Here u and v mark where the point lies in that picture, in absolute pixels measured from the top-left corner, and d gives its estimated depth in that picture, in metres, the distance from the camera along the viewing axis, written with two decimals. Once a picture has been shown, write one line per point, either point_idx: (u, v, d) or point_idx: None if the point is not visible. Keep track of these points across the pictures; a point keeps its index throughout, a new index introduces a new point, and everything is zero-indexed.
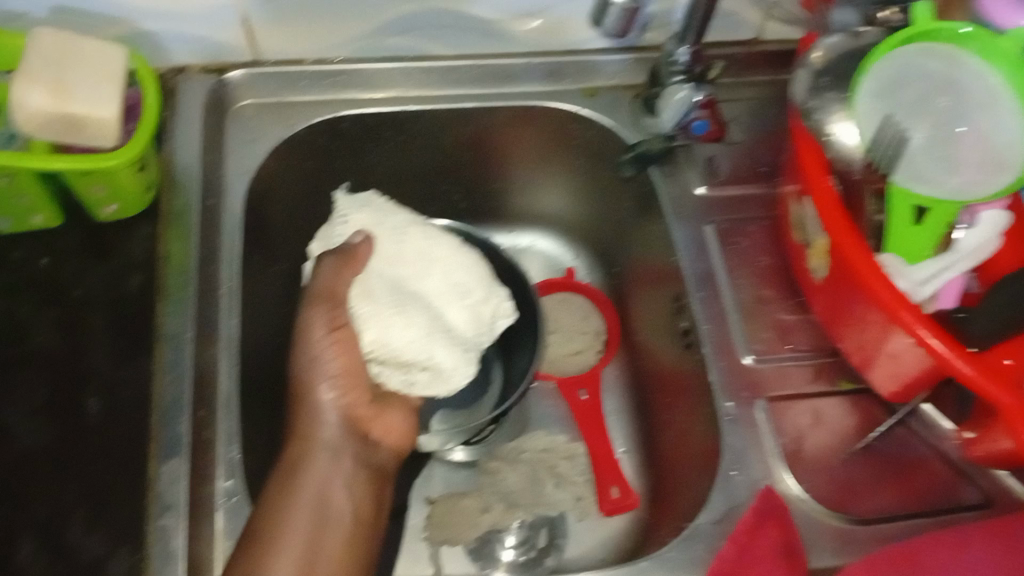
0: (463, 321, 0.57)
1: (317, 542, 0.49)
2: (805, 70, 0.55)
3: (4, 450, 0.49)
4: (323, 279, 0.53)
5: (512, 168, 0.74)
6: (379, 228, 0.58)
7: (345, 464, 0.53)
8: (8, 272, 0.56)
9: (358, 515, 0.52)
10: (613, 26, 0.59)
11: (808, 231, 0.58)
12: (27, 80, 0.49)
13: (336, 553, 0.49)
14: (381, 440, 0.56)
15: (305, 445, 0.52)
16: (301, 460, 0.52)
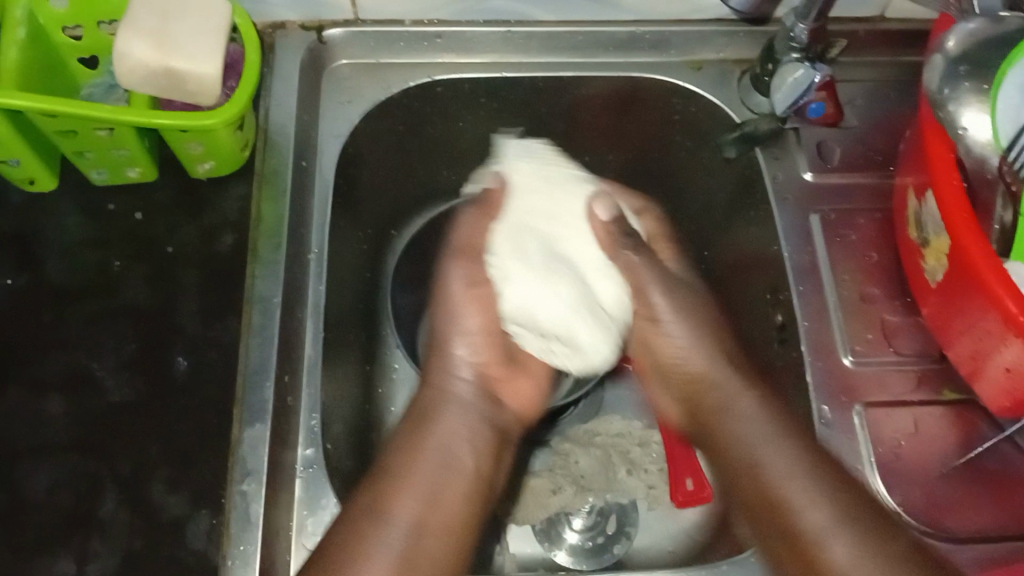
0: (608, 294, 0.60)
1: (437, 490, 0.50)
2: (941, 56, 0.49)
3: (95, 402, 0.50)
4: (467, 233, 0.58)
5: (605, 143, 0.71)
6: (532, 179, 0.60)
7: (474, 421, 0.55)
8: (102, 223, 0.56)
9: (479, 471, 0.53)
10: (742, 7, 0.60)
11: (926, 228, 0.54)
12: (130, 31, 0.48)
13: (455, 502, 0.50)
14: (509, 402, 0.59)
15: (437, 403, 0.55)
16: (430, 412, 0.54)
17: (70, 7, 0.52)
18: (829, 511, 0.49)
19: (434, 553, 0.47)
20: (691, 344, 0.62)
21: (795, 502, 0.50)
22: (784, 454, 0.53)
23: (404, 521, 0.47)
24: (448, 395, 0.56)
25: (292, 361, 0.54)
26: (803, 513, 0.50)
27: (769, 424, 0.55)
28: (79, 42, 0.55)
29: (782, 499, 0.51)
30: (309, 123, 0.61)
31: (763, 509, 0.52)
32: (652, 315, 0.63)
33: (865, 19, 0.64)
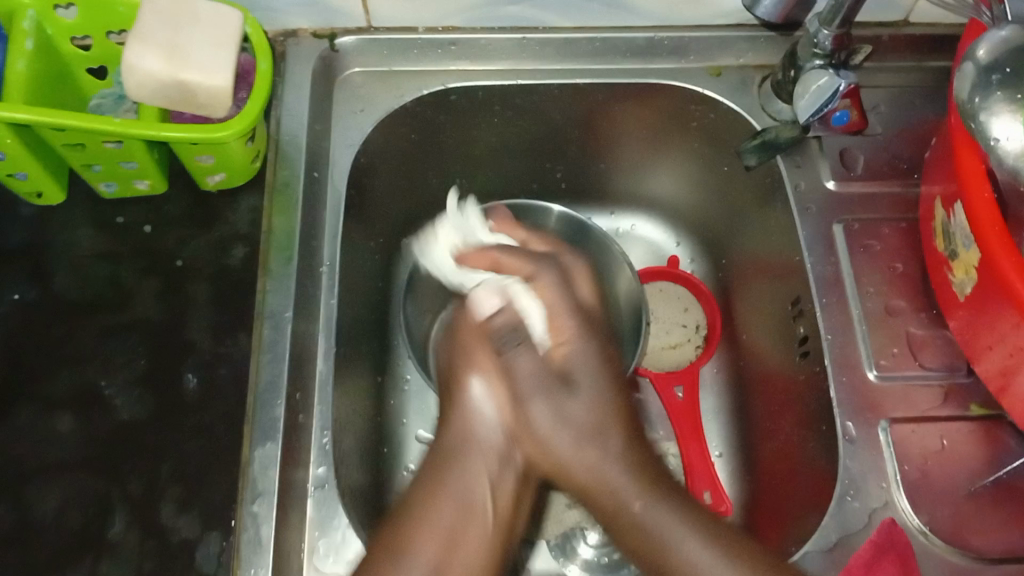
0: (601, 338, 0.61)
1: (455, 538, 0.47)
2: (972, 64, 0.48)
3: (104, 419, 0.49)
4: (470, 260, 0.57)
5: (621, 152, 0.70)
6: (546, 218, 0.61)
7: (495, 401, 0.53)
8: (111, 236, 0.55)
9: (499, 518, 0.49)
10: (770, 15, 0.58)
11: (954, 240, 0.52)
12: (141, 43, 0.48)
13: (474, 547, 0.47)
14: (530, 460, 0.51)
15: (462, 443, 0.50)
16: (456, 454, 0.50)
17: (78, 18, 0.51)
18: (680, 517, 0.47)
19: None
20: (589, 411, 0.51)
21: (646, 519, 0.48)
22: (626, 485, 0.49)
23: (425, 560, 0.45)
24: (472, 435, 0.51)
25: (303, 377, 0.53)
26: (656, 524, 0.47)
27: (606, 459, 0.50)
28: (88, 53, 0.54)
29: (640, 520, 0.48)
30: (321, 133, 0.60)
31: (620, 532, 0.49)
32: (564, 371, 0.52)
33: (889, 24, 0.63)
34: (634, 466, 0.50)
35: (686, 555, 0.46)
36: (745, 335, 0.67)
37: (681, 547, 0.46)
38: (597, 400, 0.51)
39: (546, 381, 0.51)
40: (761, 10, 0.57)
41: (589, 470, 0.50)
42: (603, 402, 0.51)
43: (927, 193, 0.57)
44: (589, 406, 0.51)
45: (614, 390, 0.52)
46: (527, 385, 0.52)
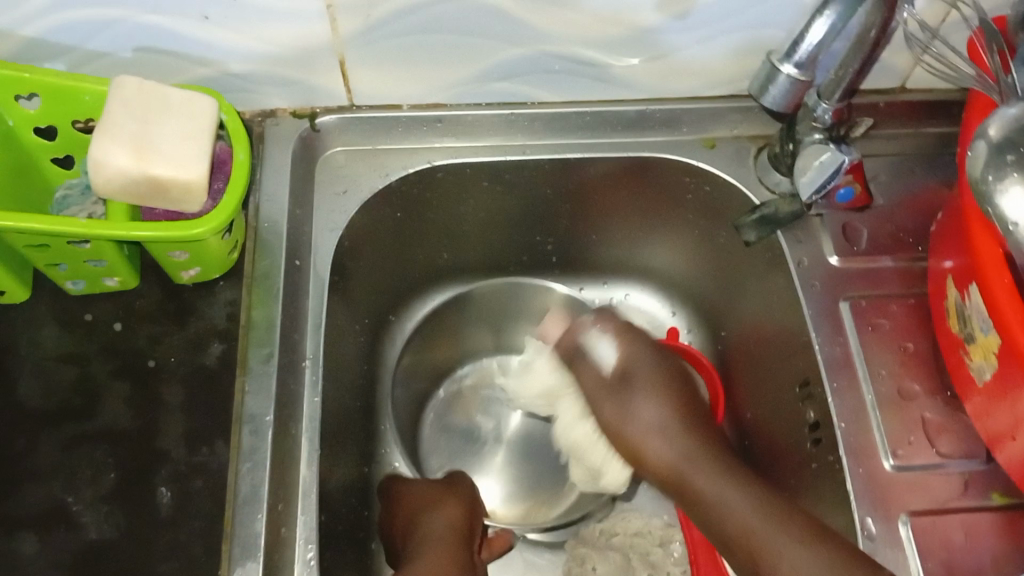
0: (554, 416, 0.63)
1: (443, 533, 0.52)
2: (983, 143, 0.46)
3: (70, 540, 0.45)
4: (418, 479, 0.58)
5: (612, 225, 0.68)
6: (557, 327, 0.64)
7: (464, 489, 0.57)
8: (80, 335, 0.52)
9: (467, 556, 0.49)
10: (782, 102, 0.53)
11: (970, 323, 0.50)
12: (107, 138, 0.45)
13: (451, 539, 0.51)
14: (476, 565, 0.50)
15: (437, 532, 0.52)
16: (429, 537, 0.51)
17: (41, 108, 0.48)
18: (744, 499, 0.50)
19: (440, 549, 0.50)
20: (651, 414, 0.55)
21: (720, 505, 0.51)
22: (703, 467, 0.52)
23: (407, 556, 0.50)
24: (448, 524, 0.53)
25: (286, 485, 0.49)
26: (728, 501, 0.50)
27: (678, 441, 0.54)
28: (52, 142, 0.51)
29: (714, 499, 0.51)
30: (302, 216, 0.57)
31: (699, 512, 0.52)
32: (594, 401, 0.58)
33: (886, 90, 0.62)
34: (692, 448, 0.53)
35: (783, 559, 0.47)
36: (750, 413, 0.65)
37: (779, 549, 0.47)
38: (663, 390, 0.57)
39: (607, 387, 0.57)
40: (769, 98, 0.53)
41: (661, 456, 0.54)
42: (671, 399, 0.56)
43: (935, 269, 0.55)
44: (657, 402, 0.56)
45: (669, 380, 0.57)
46: (594, 388, 0.58)
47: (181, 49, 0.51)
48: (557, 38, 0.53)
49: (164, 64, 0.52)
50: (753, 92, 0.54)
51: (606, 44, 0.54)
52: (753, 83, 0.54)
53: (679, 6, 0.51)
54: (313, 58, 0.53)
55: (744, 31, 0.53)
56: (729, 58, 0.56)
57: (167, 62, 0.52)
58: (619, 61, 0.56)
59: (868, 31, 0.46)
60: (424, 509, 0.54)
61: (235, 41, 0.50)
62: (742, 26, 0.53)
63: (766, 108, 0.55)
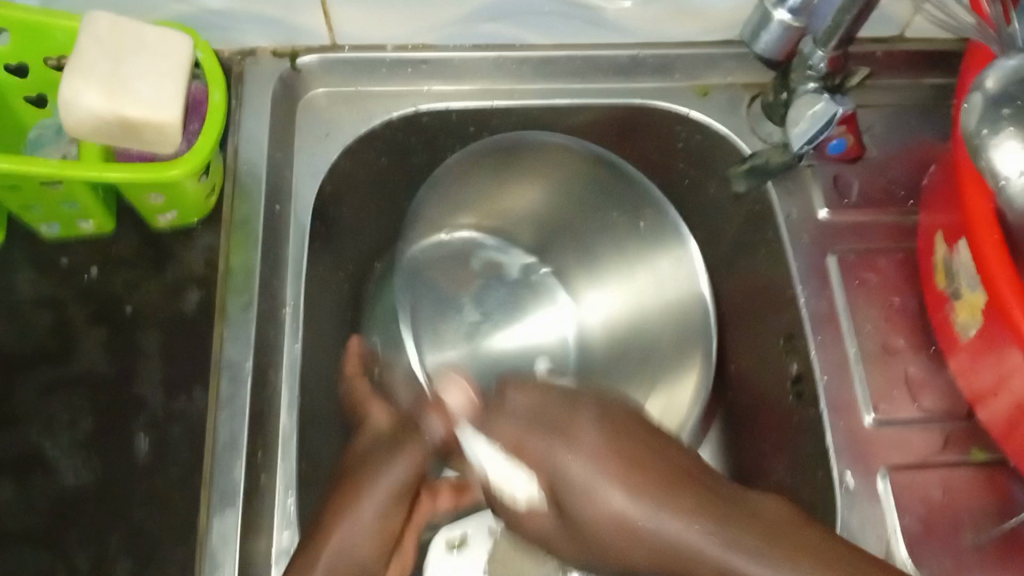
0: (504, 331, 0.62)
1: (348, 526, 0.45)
2: (981, 95, 0.45)
3: (46, 486, 0.45)
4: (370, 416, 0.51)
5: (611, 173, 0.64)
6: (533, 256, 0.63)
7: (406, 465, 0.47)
8: (55, 280, 0.51)
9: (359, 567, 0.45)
10: (773, 50, 0.52)
11: (959, 279, 0.49)
12: (79, 77, 0.43)
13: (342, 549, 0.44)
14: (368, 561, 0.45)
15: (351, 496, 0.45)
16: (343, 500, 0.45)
17: (12, 43, 0.47)
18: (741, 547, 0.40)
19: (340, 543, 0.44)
20: (588, 470, 0.41)
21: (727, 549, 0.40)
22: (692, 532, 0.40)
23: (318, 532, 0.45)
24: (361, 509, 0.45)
25: (266, 433, 0.49)
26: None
27: (631, 495, 0.41)
28: (24, 80, 0.49)
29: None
30: (283, 161, 0.56)
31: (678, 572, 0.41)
32: (519, 448, 0.43)
33: (885, 39, 0.60)
34: (652, 496, 0.41)
35: None
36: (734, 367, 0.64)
37: None
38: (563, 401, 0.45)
39: (536, 425, 0.43)
40: (761, 46, 0.52)
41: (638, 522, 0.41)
42: (620, 463, 0.42)
43: (925, 224, 0.54)
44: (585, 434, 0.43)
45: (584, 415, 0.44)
46: (518, 436, 0.43)
47: None
48: None
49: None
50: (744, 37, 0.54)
51: None
52: (745, 29, 0.54)
53: None
54: None
55: None
56: (723, 3, 0.55)
57: None
58: (610, 4, 0.54)
59: None
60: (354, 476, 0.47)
61: None
62: None
63: (759, 57, 0.54)
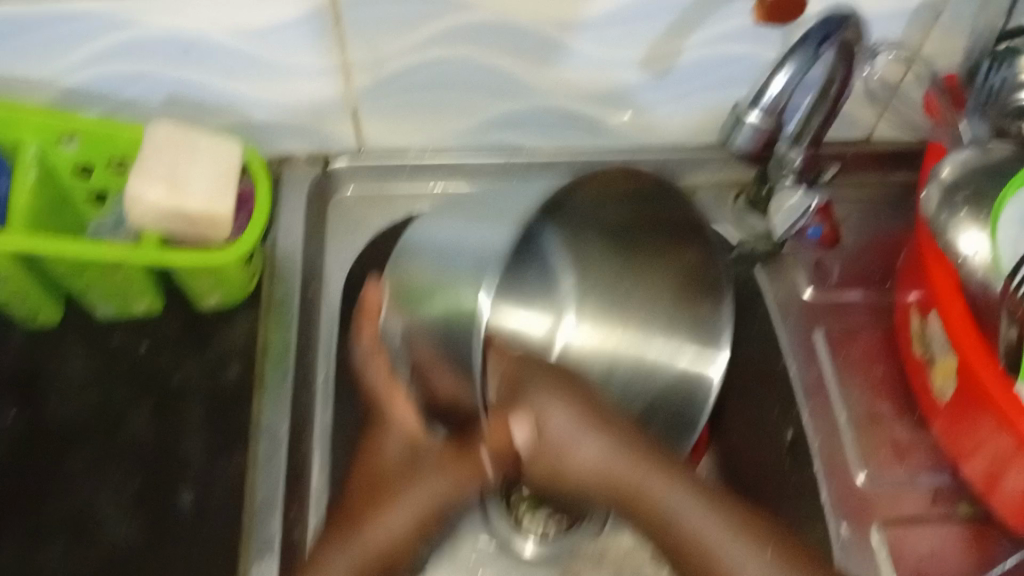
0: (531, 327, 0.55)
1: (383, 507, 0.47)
2: (937, 183, 0.52)
3: (95, 545, 0.49)
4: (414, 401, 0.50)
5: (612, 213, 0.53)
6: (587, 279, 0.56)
7: (438, 477, 0.47)
8: (106, 359, 0.55)
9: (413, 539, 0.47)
10: (745, 148, 0.55)
11: (932, 345, 0.54)
12: (143, 174, 0.49)
13: (380, 522, 0.46)
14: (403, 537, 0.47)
15: (400, 471, 0.48)
16: (388, 480, 0.48)
17: (79, 149, 0.53)
18: (699, 506, 0.43)
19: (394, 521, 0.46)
20: (595, 451, 0.43)
21: (677, 510, 0.43)
22: (636, 469, 0.43)
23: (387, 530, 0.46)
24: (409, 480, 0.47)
25: (300, 497, 0.53)
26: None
27: (614, 447, 0.44)
28: (88, 181, 0.55)
29: (708, 546, 0.42)
30: (315, 252, 0.62)
31: (682, 560, 0.43)
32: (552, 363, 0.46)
33: (853, 141, 0.66)
34: (629, 453, 0.44)
35: (668, 509, 0.43)
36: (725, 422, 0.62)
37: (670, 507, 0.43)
38: (571, 411, 0.44)
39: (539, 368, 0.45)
40: (735, 144, 0.54)
41: (587, 460, 0.43)
42: (588, 412, 0.45)
43: (898, 300, 0.60)
44: (568, 409, 0.44)
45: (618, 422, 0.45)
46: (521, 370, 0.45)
47: (208, 100, 0.56)
48: (552, 93, 0.59)
49: (189, 112, 0.57)
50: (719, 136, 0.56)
51: (595, 98, 0.60)
52: (723, 128, 0.56)
53: (660, 65, 0.57)
54: (327, 106, 0.58)
55: (715, 87, 0.59)
56: (704, 111, 0.62)
57: (192, 109, 0.56)
58: (610, 115, 0.61)
59: (828, 88, 0.51)
60: (395, 480, 0.48)
61: (255, 90, 0.55)
62: (713, 83, 0.59)
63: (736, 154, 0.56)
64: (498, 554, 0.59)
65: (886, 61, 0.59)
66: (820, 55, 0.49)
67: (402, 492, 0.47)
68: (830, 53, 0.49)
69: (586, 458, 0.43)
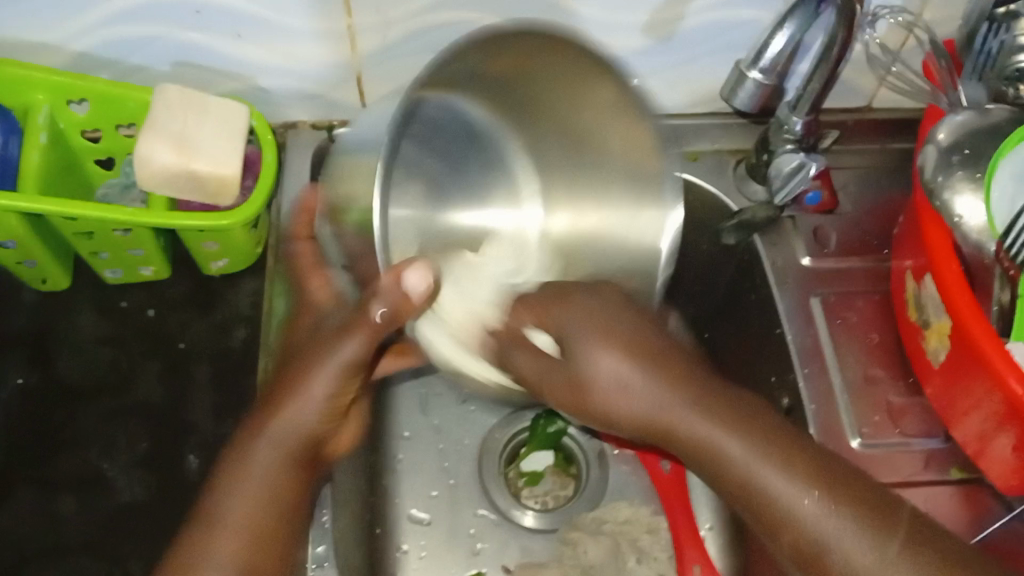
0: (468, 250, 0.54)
1: (293, 383, 0.45)
2: (933, 146, 0.53)
3: (105, 502, 0.50)
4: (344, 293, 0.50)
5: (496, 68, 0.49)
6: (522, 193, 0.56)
7: (344, 341, 0.45)
8: (114, 321, 0.56)
9: (326, 417, 0.46)
10: (749, 105, 0.55)
11: (926, 310, 0.55)
12: (152, 136, 0.50)
13: (281, 399, 0.45)
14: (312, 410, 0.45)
15: (312, 348, 0.46)
16: (306, 352, 0.46)
17: (89, 112, 0.54)
18: (771, 457, 0.41)
19: (314, 396, 0.45)
20: (650, 404, 0.42)
21: (737, 463, 0.41)
22: (684, 413, 0.42)
23: (320, 400, 0.45)
24: (322, 351, 0.45)
25: None
26: (845, 545, 0.39)
27: (669, 387, 0.42)
28: (97, 144, 0.57)
29: (776, 502, 0.41)
30: None
31: (753, 518, 0.42)
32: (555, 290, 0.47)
33: (854, 109, 0.68)
34: (681, 387, 0.42)
35: (734, 462, 0.41)
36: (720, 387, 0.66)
37: (744, 467, 0.41)
38: (622, 355, 0.43)
39: (553, 298, 0.46)
40: (739, 102, 0.55)
41: (634, 413, 0.42)
42: (632, 348, 0.43)
43: (895, 267, 0.61)
44: (617, 351, 0.43)
45: (673, 360, 0.43)
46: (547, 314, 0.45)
47: (215, 64, 0.56)
48: None
49: (196, 76, 0.57)
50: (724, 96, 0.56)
51: None
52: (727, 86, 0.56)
53: (663, 30, 0.57)
54: (332, 71, 0.58)
55: (718, 50, 0.60)
56: (706, 77, 0.62)
57: (198, 74, 0.57)
58: None
59: (829, 49, 0.51)
60: (306, 354, 0.46)
61: (260, 55, 0.56)
62: (716, 50, 0.60)
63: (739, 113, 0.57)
64: (500, 522, 0.62)
65: (889, 26, 0.59)
66: (820, 14, 0.49)
67: (313, 361, 0.45)
68: (832, 13, 0.48)
69: (625, 406, 0.42)
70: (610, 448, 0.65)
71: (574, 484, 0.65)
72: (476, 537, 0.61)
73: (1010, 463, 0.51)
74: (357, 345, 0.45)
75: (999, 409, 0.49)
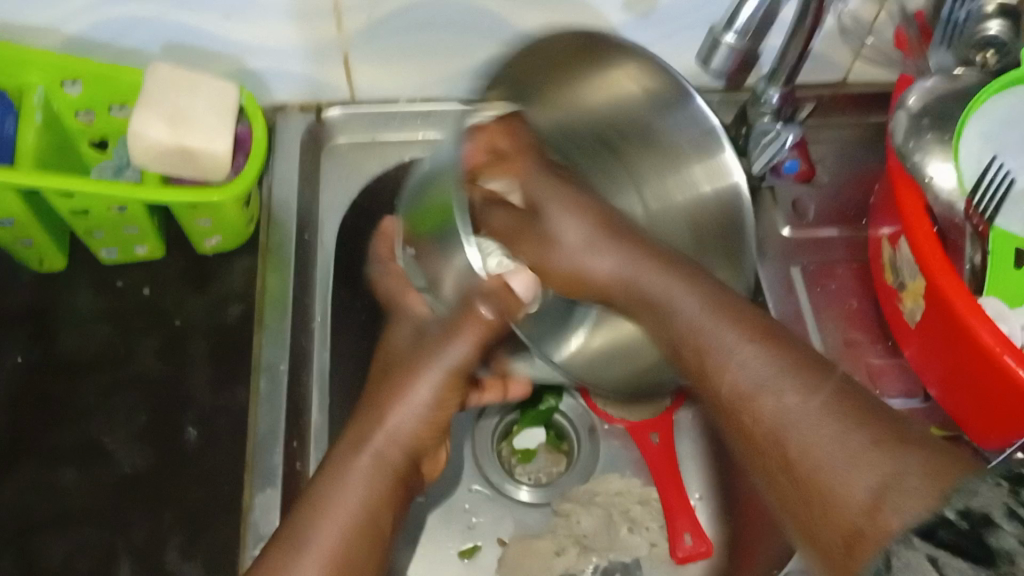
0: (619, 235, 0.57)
1: (390, 394, 0.48)
2: (904, 112, 0.54)
3: (106, 474, 0.51)
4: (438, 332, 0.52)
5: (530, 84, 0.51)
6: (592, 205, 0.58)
7: (454, 342, 0.49)
8: (111, 298, 0.57)
9: (421, 432, 0.48)
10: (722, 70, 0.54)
11: (903, 273, 0.57)
12: (145, 113, 0.51)
13: (383, 404, 0.48)
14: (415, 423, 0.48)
15: (403, 356, 0.51)
16: (402, 364, 0.50)
17: (82, 93, 0.55)
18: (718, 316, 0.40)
19: (401, 417, 0.47)
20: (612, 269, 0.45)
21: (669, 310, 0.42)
22: (649, 274, 0.44)
23: (417, 404, 0.48)
24: (423, 356, 0.49)
25: (301, 427, 0.55)
26: (767, 393, 0.37)
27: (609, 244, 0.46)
28: (91, 126, 0.58)
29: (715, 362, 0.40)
30: (311, 199, 0.64)
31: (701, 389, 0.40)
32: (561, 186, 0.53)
33: (830, 84, 0.69)
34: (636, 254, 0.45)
35: (662, 317, 0.43)
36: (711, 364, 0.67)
37: (670, 317, 0.42)
38: (567, 206, 0.47)
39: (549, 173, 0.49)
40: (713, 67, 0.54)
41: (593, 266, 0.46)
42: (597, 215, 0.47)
43: (873, 235, 0.62)
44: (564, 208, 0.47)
45: (642, 242, 0.47)
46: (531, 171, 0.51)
47: (205, 45, 0.57)
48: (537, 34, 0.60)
49: (187, 59, 0.58)
50: (697, 57, 0.55)
51: None
52: (702, 49, 0.55)
53: (643, 6, 0.59)
54: (320, 52, 0.60)
55: (696, 26, 0.61)
56: (687, 52, 0.64)
57: (190, 57, 0.58)
58: None
59: (803, 18, 0.52)
60: (403, 367, 0.49)
61: (250, 36, 0.57)
62: (694, 28, 0.61)
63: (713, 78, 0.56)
64: (494, 496, 0.63)
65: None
66: None
67: (421, 364, 0.49)
68: None
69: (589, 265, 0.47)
70: (600, 423, 0.67)
71: (566, 460, 0.66)
72: (471, 508, 0.62)
73: (983, 416, 0.53)
74: (463, 342, 0.49)
75: (973, 363, 0.51)
